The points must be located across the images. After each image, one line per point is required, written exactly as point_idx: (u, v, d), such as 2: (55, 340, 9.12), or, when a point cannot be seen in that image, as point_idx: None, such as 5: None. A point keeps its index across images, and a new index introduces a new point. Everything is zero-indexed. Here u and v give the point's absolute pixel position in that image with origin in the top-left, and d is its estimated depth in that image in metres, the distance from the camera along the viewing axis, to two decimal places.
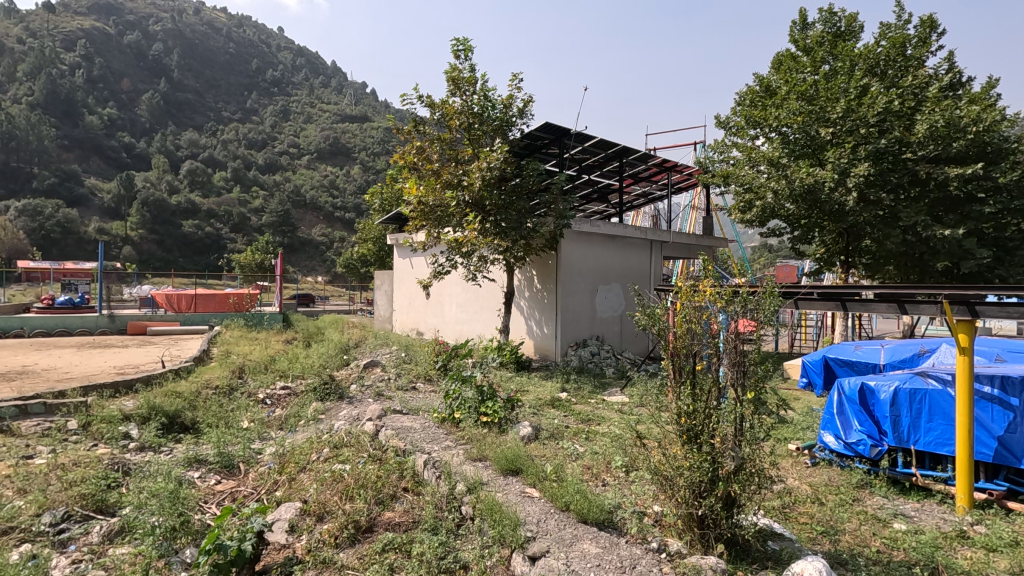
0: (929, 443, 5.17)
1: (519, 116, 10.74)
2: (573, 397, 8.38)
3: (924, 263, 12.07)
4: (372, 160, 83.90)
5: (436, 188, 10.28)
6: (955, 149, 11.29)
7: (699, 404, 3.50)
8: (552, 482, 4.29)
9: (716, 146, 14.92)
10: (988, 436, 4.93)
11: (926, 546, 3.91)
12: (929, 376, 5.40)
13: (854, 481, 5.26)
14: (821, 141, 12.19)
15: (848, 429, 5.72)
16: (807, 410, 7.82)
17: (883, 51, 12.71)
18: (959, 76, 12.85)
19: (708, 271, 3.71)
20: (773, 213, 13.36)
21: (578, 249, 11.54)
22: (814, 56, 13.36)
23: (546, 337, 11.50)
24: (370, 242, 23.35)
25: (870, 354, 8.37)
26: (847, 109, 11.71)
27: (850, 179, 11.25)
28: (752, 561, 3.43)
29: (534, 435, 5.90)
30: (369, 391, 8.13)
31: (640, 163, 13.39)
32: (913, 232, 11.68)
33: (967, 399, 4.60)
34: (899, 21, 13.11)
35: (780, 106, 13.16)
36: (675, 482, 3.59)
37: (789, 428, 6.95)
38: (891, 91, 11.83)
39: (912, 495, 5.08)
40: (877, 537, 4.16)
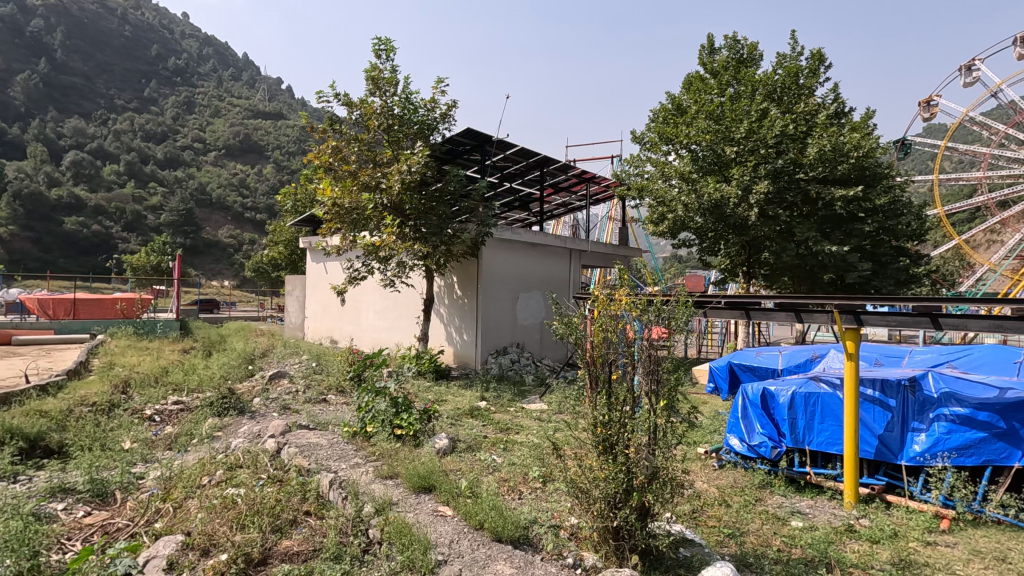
0: (821, 443, 5.54)
1: (441, 120, 10.53)
2: (492, 406, 8.26)
3: (814, 276, 13.26)
4: (286, 159, 80.01)
5: (352, 190, 9.85)
6: (840, 172, 12.41)
7: (614, 413, 3.47)
8: (466, 498, 4.14)
9: (632, 160, 15.45)
10: (871, 435, 5.33)
11: (820, 542, 4.13)
12: (821, 380, 5.79)
13: (756, 482, 5.52)
14: (726, 160, 12.96)
15: (751, 432, 5.99)
16: (714, 414, 8.20)
17: (780, 79, 13.79)
18: (843, 105, 14.20)
19: (624, 280, 3.73)
20: (682, 226, 13.99)
21: (499, 257, 11.49)
22: (720, 79, 14.22)
23: (466, 345, 11.35)
24: (281, 245, 22.05)
25: (769, 360, 8.92)
26: (749, 130, 12.61)
27: (752, 196, 12.13)
28: (664, 569, 3.46)
29: (451, 447, 5.71)
30: (273, 405, 7.58)
31: (561, 174, 13.61)
32: (806, 247, 12.71)
33: (854, 401, 4.96)
34: (793, 53, 14.29)
35: (689, 124, 13.89)
36: (590, 494, 3.53)
37: (698, 432, 7.23)
38: (787, 115, 12.84)
39: (807, 492, 5.41)
40: (777, 536, 4.35)
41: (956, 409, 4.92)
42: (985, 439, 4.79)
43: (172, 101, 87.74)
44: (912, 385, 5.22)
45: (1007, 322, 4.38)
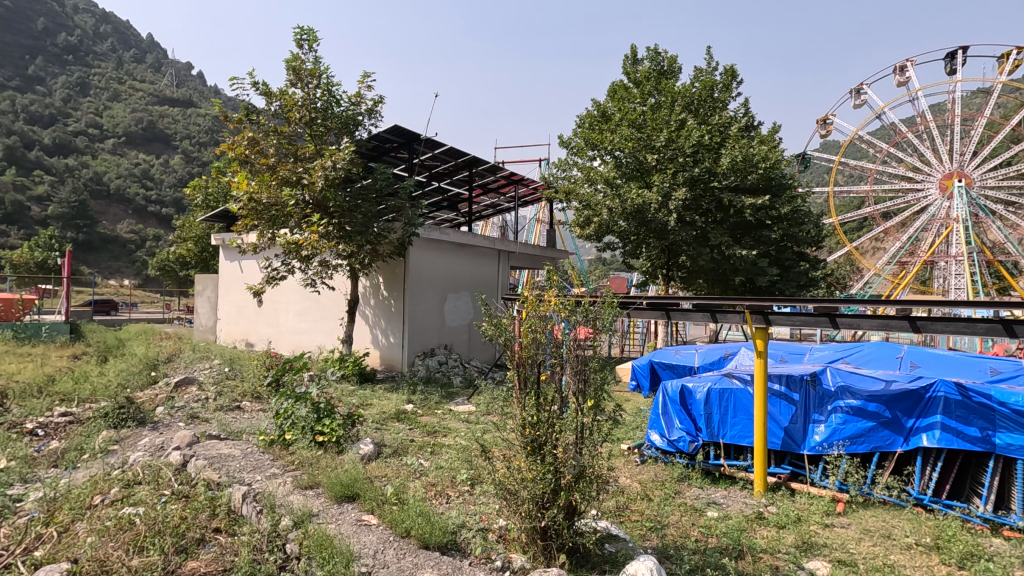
0: (734, 436, 5.89)
1: (367, 116, 10.22)
2: (419, 409, 8.09)
3: (726, 279, 14.08)
4: (196, 150, 74.77)
5: (271, 184, 9.34)
6: (750, 181, 13.28)
7: (542, 414, 3.50)
8: (392, 505, 4.01)
9: (559, 164, 15.74)
10: (778, 427, 5.72)
11: (733, 531, 4.36)
12: (734, 376, 6.15)
13: (675, 475, 5.76)
14: (648, 166, 13.51)
15: (671, 427, 6.25)
16: (636, 411, 8.49)
17: (697, 91, 14.55)
18: (752, 119, 15.21)
19: (553, 281, 3.76)
20: (607, 229, 14.40)
21: (426, 257, 11.30)
22: (643, 89, 14.80)
23: (392, 347, 11.07)
24: (190, 242, 20.54)
25: (686, 358, 9.36)
26: (669, 140, 13.21)
27: (671, 202, 12.73)
28: (591, 567, 3.52)
29: (376, 453, 5.52)
30: (180, 414, 7.01)
31: (490, 174, 13.61)
32: (719, 251, 13.49)
33: (763, 395, 5.30)
34: (709, 68, 15.14)
35: (613, 131, 14.35)
36: (518, 496, 3.52)
37: (622, 429, 7.46)
38: (703, 127, 13.57)
39: (721, 483, 5.71)
40: (695, 527, 4.54)
41: (850, 401, 5.39)
42: (873, 428, 5.26)
43: (63, 82, 79.53)
44: (813, 379, 5.66)
45: (892, 321, 4.84)
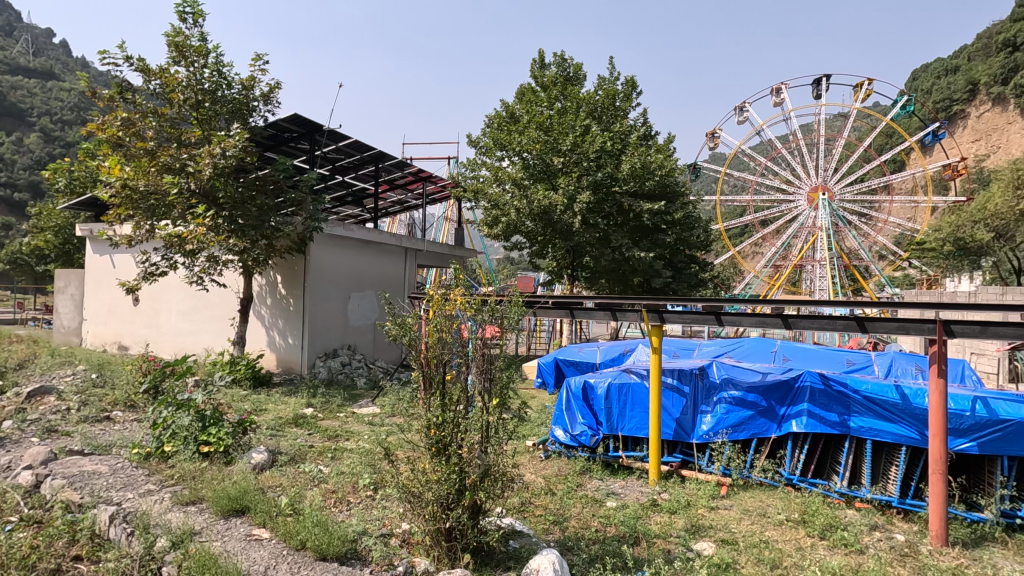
0: (631, 428, 6.20)
1: (262, 102, 9.56)
2: (319, 413, 7.71)
3: (626, 279, 14.81)
4: (58, 128, 66.12)
5: (149, 171, 8.45)
6: (648, 187, 14.05)
7: (447, 414, 3.46)
8: (286, 517, 3.78)
9: (468, 163, 15.71)
10: (670, 418, 6.09)
11: (630, 519, 4.58)
12: (632, 371, 6.48)
13: (577, 469, 5.96)
14: (554, 169, 13.88)
15: (573, 422, 6.45)
16: (541, 408, 8.69)
17: (600, 99, 15.15)
18: (650, 129, 16.12)
19: (459, 279, 3.73)
20: (515, 229, 14.60)
21: (329, 253, 10.81)
22: (550, 93, 15.16)
23: (290, 349, 10.47)
24: (48, 233, 18.09)
25: (589, 355, 9.72)
26: (574, 144, 13.64)
27: (576, 205, 13.16)
28: (495, 564, 3.54)
29: (270, 461, 5.18)
30: (33, 427, 6.14)
31: (397, 170, 13.30)
32: (620, 253, 14.15)
33: (658, 389, 5.61)
34: (611, 77, 15.83)
35: (521, 132, 14.58)
36: (422, 498, 3.45)
37: (527, 426, 7.60)
38: (606, 133, 14.15)
39: (620, 474, 5.99)
40: (595, 517, 4.72)
41: (732, 392, 5.86)
42: (752, 416, 5.76)
43: None
44: (701, 373, 6.10)
45: (768, 318, 5.32)
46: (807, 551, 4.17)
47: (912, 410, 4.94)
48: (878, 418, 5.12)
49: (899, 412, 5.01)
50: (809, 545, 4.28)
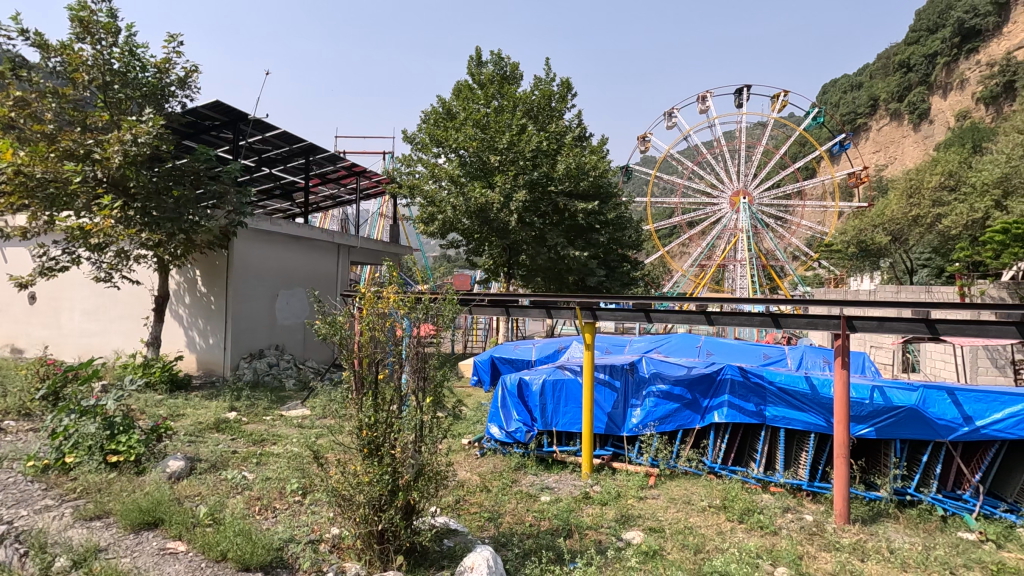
0: (564, 424, 6.33)
1: (179, 86, 8.94)
2: (243, 417, 7.34)
3: (561, 277, 15.07)
4: None
5: (48, 157, 7.71)
6: (582, 187, 14.37)
7: (380, 414, 3.39)
8: (205, 527, 3.58)
9: (403, 159, 15.43)
10: (602, 413, 6.27)
11: (563, 512, 4.67)
12: (566, 368, 6.60)
13: (512, 465, 6.02)
14: (490, 167, 13.89)
15: (508, 419, 6.51)
16: (477, 406, 8.70)
17: (537, 99, 15.32)
18: (585, 131, 16.48)
19: (393, 277, 3.66)
20: (451, 227, 14.49)
21: (254, 249, 10.29)
22: (487, 91, 15.14)
23: (212, 350, 9.89)
24: None
25: (524, 353, 9.82)
26: (510, 143, 13.71)
27: (512, 203, 13.24)
28: (428, 564, 3.51)
29: (187, 469, 4.88)
30: None
31: (328, 164, 12.86)
32: (555, 251, 14.38)
33: (591, 383, 5.76)
34: (547, 78, 16.04)
35: (458, 129, 14.48)
36: (353, 501, 3.36)
37: (463, 424, 7.58)
38: (541, 133, 14.32)
39: (554, 468, 6.10)
40: (529, 512, 4.77)
41: (660, 386, 6.11)
42: (678, 408, 6.03)
43: None
44: (631, 368, 6.32)
45: (693, 315, 5.59)
46: (727, 534, 4.42)
47: (819, 399, 5.34)
48: (790, 407, 5.50)
49: (808, 402, 5.40)
50: (729, 529, 4.54)
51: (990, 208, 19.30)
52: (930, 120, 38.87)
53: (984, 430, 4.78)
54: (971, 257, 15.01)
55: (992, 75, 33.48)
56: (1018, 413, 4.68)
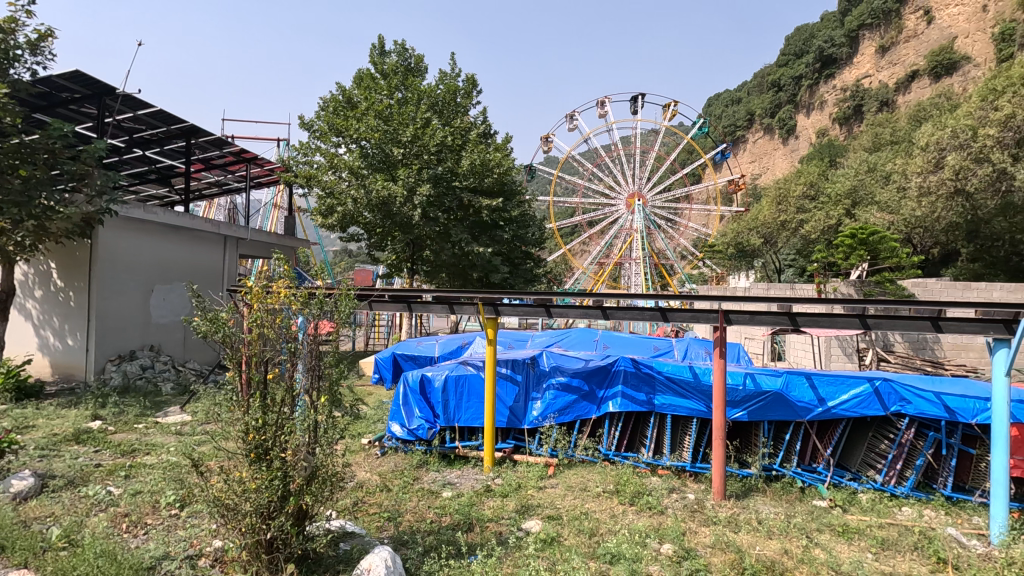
0: (467, 419, 6.35)
1: (27, 51, 7.80)
2: (110, 426, 6.57)
3: (465, 273, 15.07)
4: None
5: None
6: (487, 184, 14.48)
7: (269, 416, 3.18)
8: (58, 552, 3.17)
9: (300, 147, 14.61)
10: (504, 407, 6.37)
11: (465, 507, 4.68)
12: (468, 363, 6.61)
13: (414, 462, 5.94)
14: (393, 160, 13.55)
15: (410, 417, 6.42)
16: (378, 404, 8.49)
17: (442, 93, 15.17)
18: (489, 128, 16.59)
19: (284, 270, 3.44)
20: (351, 220, 13.94)
21: (124, 239, 9.26)
22: (390, 81, 14.72)
23: (71, 351, 8.84)
24: None
25: (428, 349, 9.70)
26: (414, 136, 13.48)
27: (416, 197, 13.00)
28: (323, 570, 3.38)
29: (37, 488, 4.29)
30: None
31: (213, 148, 11.86)
32: (460, 247, 14.36)
33: (493, 378, 5.82)
34: (452, 73, 15.94)
35: (359, 119, 13.95)
36: (239, 510, 3.14)
37: (362, 423, 7.38)
38: (446, 128, 14.22)
39: (456, 464, 6.09)
40: (430, 509, 4.73)
41: (560, 378, 6.32)
42: (576, 400, 6.27)
43: None
44: (532, 362, 6.48)
45: (590, 310, 5.83)
46: (619, 517, 4.68)
47: (701, 386, 5.79)
48: (676, 395, 5.91)
49: (691, 389, 5.85)
50: (621, 512, 4.80)
51: (842, 215, 22.03)
52: (796, 135, 43.45)
53: (834, 409, 5.42)
54: (827, 258, 17.04)
55: (844, 99, 38.14)
56: (860, 393, 5.35)
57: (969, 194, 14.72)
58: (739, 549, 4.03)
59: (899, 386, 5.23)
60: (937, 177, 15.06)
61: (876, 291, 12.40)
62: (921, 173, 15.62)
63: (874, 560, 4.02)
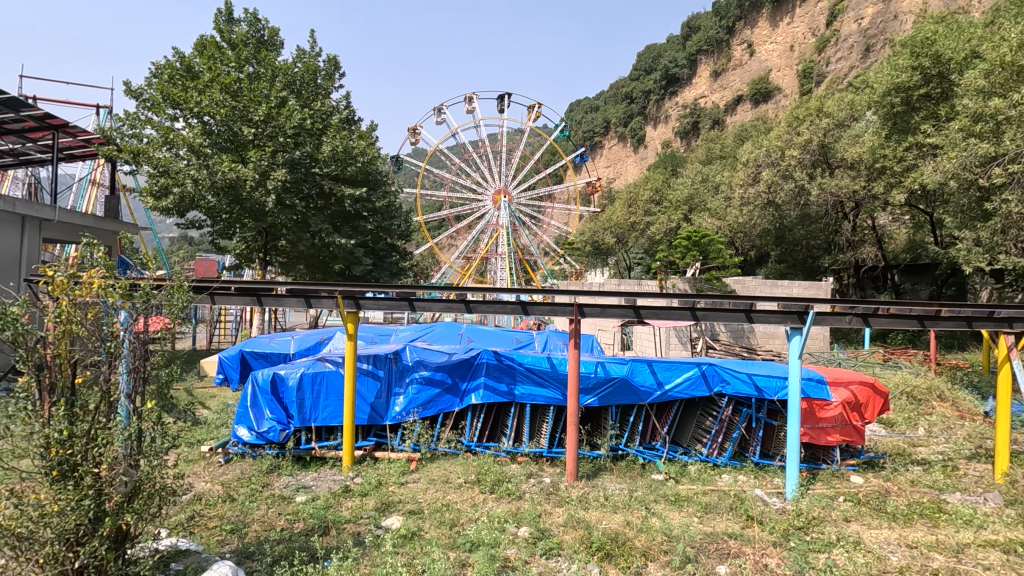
0: (324, 418, 6.04)
1: None
2: None
3: (326, 265, 14.33)
4: None
5: None
6: (349, 172, 13.89)
7: (78, 428, 2.74)
8: None
9: (125, 117, 12.71)
10: (364, 403, 6.17)
11: (320, 510, 4.46)
12: (326, 360, 6.28)
13: (263, 468, 5.51)
14: (243, 140, 12.37)
15: (260, 419, 5.95)
16: (221, 408, 7.73)
17: (299, 72, 14.18)
18: (353, 114, 15.90)
19: (101, 258, 2.96)
20: (191, 203, 12.46)
21: None
22: (239, 53, 13.38)
23: None
24: None
25: (281, 346, 9.02)
26: (267, 115, 12.42)
27: (270, 182, 12.01)
28: None
29: None
30: None
31: (6, 110, 9.84)
32: (319, 238, 13.61)
33: (353, 373, 5.60)
34: (311, 52, 14.98)
35: (201, 91, 12.49)
36: (35, 539, 2.66)
37: (202, 430, 6.67)
38: (305, 110, 13.34)
39: (312, 466, 5.77)
40: (281, 516, 4.43)
41: (423, 372, 6.27)
42: (439, 393, 6.28)
43: None
44: (395, 357, 6.34)
45: (453, 304, 5.87)
46: (479, 506, 4.78)
47: (557, 375, 6.12)
48: (535, 385, 6.17)
49: (549, 378, 6.15)
50: (481, 500, 4.92)
51: (680, 220, 24.79)
52: (644, 145, 47.61)
53: (670, 392, 6.07)
54: (668, 257, 18.95)
55: (684, 115, 42.61)
56: (691, 376, 6.05)
57: (777, 206, 17.29)
58: (588, 525, 4.35)
59: (721, 369, 6.01)
60: (754, 190, 17.51)
61: (706, 287, 14.09)
62: (743, 186, 18.03)
63: (699, 523, 4.59)
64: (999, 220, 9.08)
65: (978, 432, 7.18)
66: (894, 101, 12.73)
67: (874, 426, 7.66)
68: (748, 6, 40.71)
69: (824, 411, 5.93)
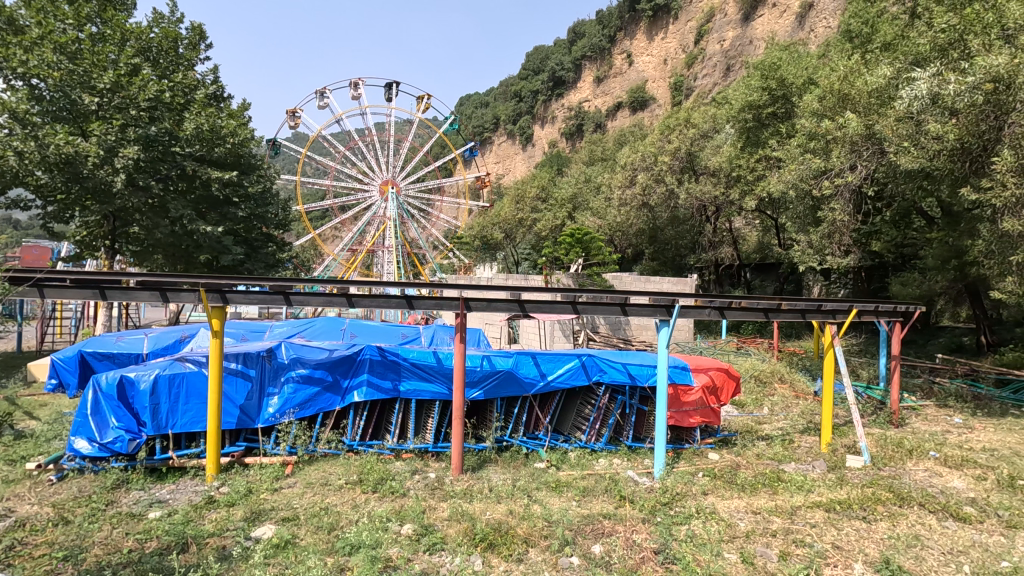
0: (184, 424, 5.46)
1: None
2: None
3: (188, 254, 13.00)
4: None
5: None
6: (217, 154, 12.75)
7: None
8: None
9: None
10: (232, 406, 5.69)
11: (177, 525, 4.04)
12: (186, 360, 5.66)
13: (108, 484, 4.86)
14: (83, 110, 10.79)
15: (103, 429, 5.24)
16: (53, 417, 6.73)
17: (155, 38, 12.63)
18: (221, 90, 14.54)
19: None
20: (15, 180, 10.63)
21: None
22: (79, 10, 11.63)
23: None
24: None
25: (131, 345, 8.02)
26: (115, 84, 10.94)
27: (118, 159, 10.54)
28: None
29: None
30: None
31: None
32: (180, 225, 12.30)
33: (218, 374, 5.12)
34: (171, 17, 13.43)
35: (28, 50, 10.70)
36: None
37: (27, 444, 5.73)
38: (163, 82, 11.94)
39: (168, 478, 5.19)
40: (129, 536, 3.94)
41: (300, 370, 5.90)
42: (318, 392, 5.95)
43: None
44: (268, 355, 5.91)
45: (333, 298, 5.58)
46: (360, 506, 4.62)
47: (443, 369, 6.09)
48: (420, 380, 6.08)
49: (434, 373, 6.09)
50: (362, 501, 4.76)
51: (565, 217, 25.80)
52: (532, 143, 48.86)
53: (552, 382, 6.30)
54: (553, 253, 19.64)
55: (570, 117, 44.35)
56: (572, 367, 6.32)
57: (650, 207, 18.63)
58: (472, 517, 4.38)
59: (599, 359, 6.34)
60: (631, 192, 18.73)
61: (587, 282, 14.82)
62: (621, 187, 19.21)
63: (577, 506, 4.83)
64: (828, 226, 10.52)
65: (809, 409, 8.32)
66: (747, 117, 14.26)
67: (728, 407, 8.56)
68: (628, 18, 43.22)
69: (687, 395, 6.49)
